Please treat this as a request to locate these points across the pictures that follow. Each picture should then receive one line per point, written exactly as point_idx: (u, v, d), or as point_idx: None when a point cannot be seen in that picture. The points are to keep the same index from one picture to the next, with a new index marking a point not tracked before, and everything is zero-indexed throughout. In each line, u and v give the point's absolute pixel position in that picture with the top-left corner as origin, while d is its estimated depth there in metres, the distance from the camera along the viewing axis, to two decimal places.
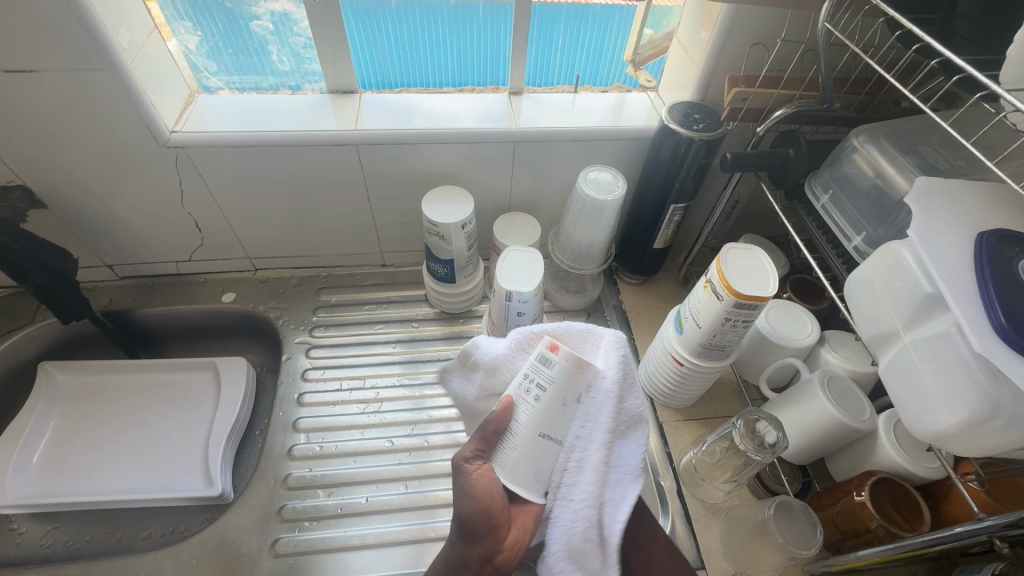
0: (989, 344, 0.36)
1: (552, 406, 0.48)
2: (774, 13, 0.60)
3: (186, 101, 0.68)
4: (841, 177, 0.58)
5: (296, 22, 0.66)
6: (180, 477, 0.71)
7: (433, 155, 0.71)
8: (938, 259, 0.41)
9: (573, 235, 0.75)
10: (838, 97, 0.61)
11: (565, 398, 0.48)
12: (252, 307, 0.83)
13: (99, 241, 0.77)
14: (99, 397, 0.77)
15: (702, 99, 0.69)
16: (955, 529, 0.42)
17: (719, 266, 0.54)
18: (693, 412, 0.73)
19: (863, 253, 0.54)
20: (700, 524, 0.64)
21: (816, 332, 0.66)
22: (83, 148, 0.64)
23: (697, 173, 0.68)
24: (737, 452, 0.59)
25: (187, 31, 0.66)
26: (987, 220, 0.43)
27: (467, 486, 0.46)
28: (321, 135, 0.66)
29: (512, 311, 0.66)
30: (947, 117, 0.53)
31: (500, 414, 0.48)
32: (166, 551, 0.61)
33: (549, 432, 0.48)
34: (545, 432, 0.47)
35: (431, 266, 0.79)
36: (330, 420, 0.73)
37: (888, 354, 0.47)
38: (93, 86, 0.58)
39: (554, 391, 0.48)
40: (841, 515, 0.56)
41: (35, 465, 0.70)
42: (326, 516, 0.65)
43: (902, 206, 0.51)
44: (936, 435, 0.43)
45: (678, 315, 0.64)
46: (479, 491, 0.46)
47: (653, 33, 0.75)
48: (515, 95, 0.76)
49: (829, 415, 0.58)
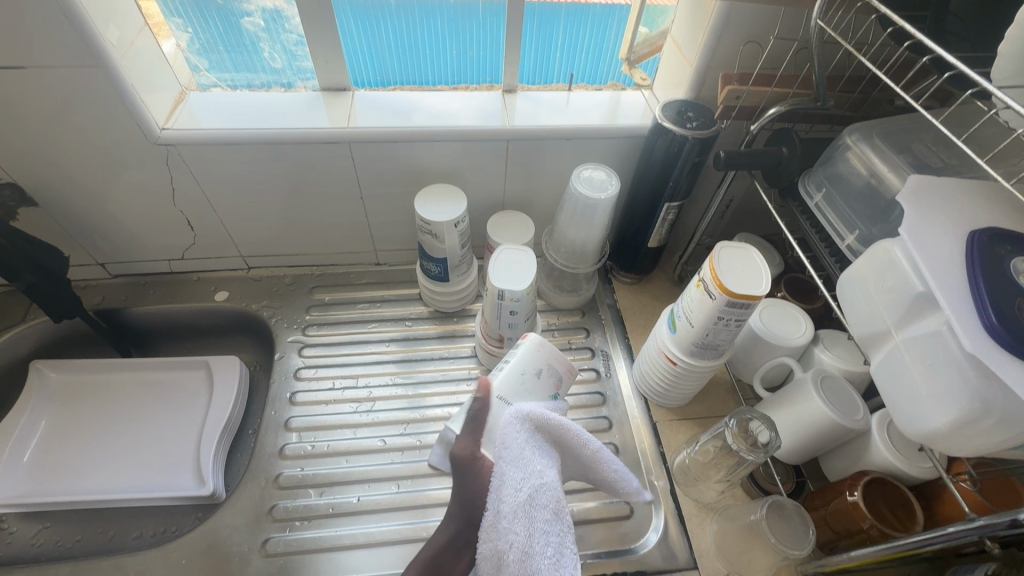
0: (980, 343, 0.36)
1: (514, 377, 0.57)
2: (767, 11, 0.60)
3: (178, 98, 0.68)
4: (835, 176, 0.57)
5: (289, 19, 0.66)
6: (172, 476, 0.70)
7: (427, 153, 0.71)
8: (928, 258, 0.40)
9: (566, 234, 0.75)
10: (832, 95, 0.60)
11: (526, 368, 0.58)
12: (245, 306, 0.83)
13: (91, 239, 0.76)
14: (91, 396, 0.77)
15: (696, 97, 0.68)
16: (946, 529, 0.42)
17: (712, 265, 0.54)
18: (687, 411, 0.73)
19: (856, 252, 0.54)
20: (693, 524, 0.64)
21: (810, 332, 0.66)
22: (73, 145, 0.63)
23: (691, 171, 0.67)
24: (729, 452, 0.59)
25: (179, 28, 0.66)
26: (980, 219, 0.43)
27: (479, 472, 0.47)
28: (313, 133, 0.66)
29: (505, 310, 0.66)
30: (939, 115, 0.53)
31: (481, 400, 0.49)
32: (156, 551, 0.61)
33: (507, 397, 0.56)
34: (505, 396, 0.56)
35: (424, 265, 0.78)
36: (322, 420, 0.73)
37: (880, 353, 0.47)
38: (83, 83, 0.58)
39: (515, 361, 0.58)
40: (834, 515, 0.55)
41: (25, 465, 0.70)
42: (317, 516, 0.65)
43: (895, 205, 0.51)
44: (927, 435, 0.43)
45: (672, 315, 0.64)
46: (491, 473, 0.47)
47: (647, 31, 0.75)
48: (510, 93, 0.76)
49: (822, 415, 0.57)
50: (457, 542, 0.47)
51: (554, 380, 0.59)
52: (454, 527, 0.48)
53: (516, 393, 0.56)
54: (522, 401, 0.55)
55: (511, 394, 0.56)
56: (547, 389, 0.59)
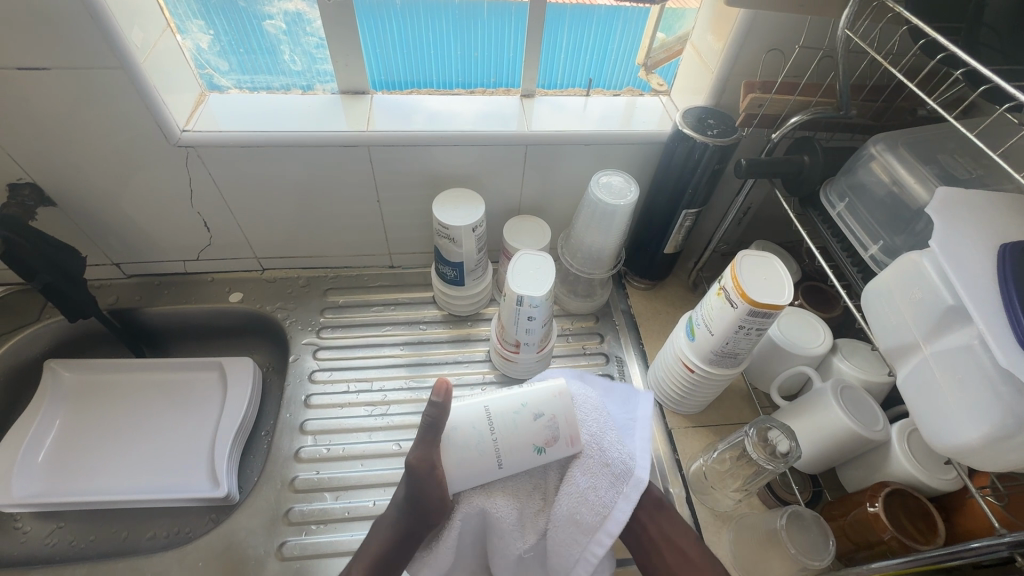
0: (1014, 359, 0.36)
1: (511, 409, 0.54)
2: (791, 20, 0.60)
3: (197, 100, 0.68)
4: (858, 185, 0.57)
5: (309, 22, 0.66)
6: (187, 476, 0.70)
7: (444, 157, 0.71)
8: (961, 272, 0.40)
9: (583, 239, 0.75)
10: (855, 103, 0.61)
11: (526, 400, 0.54)
12: (260, 307, 0.83)
13: (108, 239, 0.77)
14: (105, 395, 0.77)
15: (716, 104, 0.68)
16: (972, 544, 0.42)
17: (734, 274, 0.54)
18: (703, 418, 0.73)
19: (880, 262, 0.54)
20: (710, 532, 0.64)
21: (829, 341, 0.65)
22: (96, 148, 0.64)
23: (710, 178, 0.67)
24: (748, 461, 0.58)
25: (199, 30, 0.66)
26: (1010, 230, 0.42)
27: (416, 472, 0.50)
28: (332, 137, 0.66)
29: (523, 315, 0.66)
30: (970, 127, 0.53)
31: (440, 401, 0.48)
32: (172, 553, 0.61)
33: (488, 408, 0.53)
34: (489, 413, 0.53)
35: (440, 269, 0.78)
36: (337, 423, 0.72)
37: (906, 366, 0.47)
38: (104, 86, 0.58)
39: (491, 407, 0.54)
40: (853, 525, 0.55)
41: (40, 464, 0.70)
42: (332, 520, 0.64)
43: (921, 215, 0.51)
44: (956, 449, 0.42)
45: (691, 322, 0.64)
46: (429, 480, 0.50)
47: (665, 36, 0.75)
48: (527, 98, 0.76)
49: (842, 425, 0.57)
50: (401, 533, 0.53)
51: (549, 433, 0.54)
52: (402, 524, 0.53)
53: (502, 425, 0.53)
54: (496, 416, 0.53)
55: (542, 405, 0.54)
56: (535, 439, 0.54)
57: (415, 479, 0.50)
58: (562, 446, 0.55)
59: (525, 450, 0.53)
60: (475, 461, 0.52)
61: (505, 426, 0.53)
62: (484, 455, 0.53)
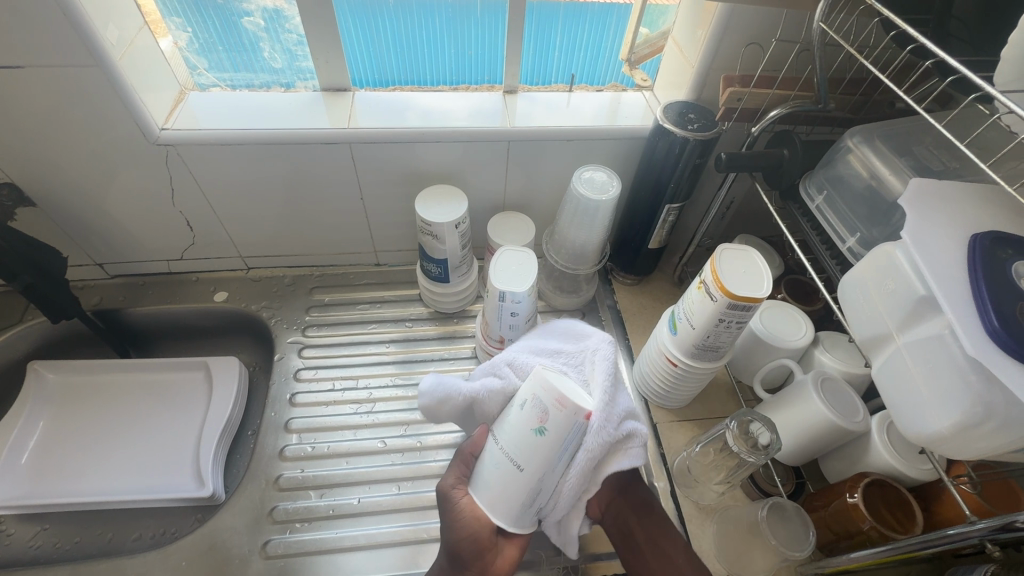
0: (982, 348, 0.36)
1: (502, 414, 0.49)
2: (767, 15, 0.60)
3: (177, 99, 0.68)
4: (836, 177, 0.57)
5: (288, 19, 0.66)
6: (173, 476, 0.70)
7: (428, 154, 0.71)
8: (931, 263, 0.40)
9: (567, 234, 0.75)
10: (834, 97, 0.61)
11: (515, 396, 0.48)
12: (245, 306, 0.82)
13: (90, 240, 0.76)
14: (89, 397, 0.76)
15: (698, 98, 0.68)
16: (947, 532, 0.42)
17: (714, 267, 0.54)
18: (688, 412, 0.73)
19: (857, 254, 0.54)
20: (694, 525, 0.64)
21: (811, 334, 0.66)
22: (74, 147, 0.63)
23: (692, 172, 0.67)
24: (730, 453, 0.58)
25: (179, 28, 0.66)
26: (981, 221, 0.43)
27: (450, 511, 0.51)
28: (313, 134, 0.66)
29: (505, 311, 0.66)
30: (941, 118, 0.53)
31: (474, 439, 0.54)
32: (155, 553, 0.61)
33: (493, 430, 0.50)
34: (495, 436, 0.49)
35: (425, 266, 0.78)
36: (323, 421, 0.72)
37: (881, 356, 0.47)
38: (80, 85, 0.57)
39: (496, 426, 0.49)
40: (833, 516, 0.55)
41: (23, 466, 0.69)
42: (317, 518, 0.64)
43: (896, 207, 0.51)
44: (928, 438, 0.43)
45: (673, 316, 0.64)
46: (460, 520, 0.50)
47: (648, 32, 0.74)
48: (510, 94, 0.76)
49: (822, 416, 0.58)
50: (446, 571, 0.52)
51: (538, 412, 0.46)
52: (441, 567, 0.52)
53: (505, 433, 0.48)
54: (506, 442, 0.48)
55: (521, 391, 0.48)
56: (531, 423, 0.46)
57: (439, 504, 0.52)
58: (557, 418, 0.45)
59: (528, 441, 0.46)
60: (503, 479, 0.48)
61: (507, 435, 0.48)
62: (506, 470, 0.48)
